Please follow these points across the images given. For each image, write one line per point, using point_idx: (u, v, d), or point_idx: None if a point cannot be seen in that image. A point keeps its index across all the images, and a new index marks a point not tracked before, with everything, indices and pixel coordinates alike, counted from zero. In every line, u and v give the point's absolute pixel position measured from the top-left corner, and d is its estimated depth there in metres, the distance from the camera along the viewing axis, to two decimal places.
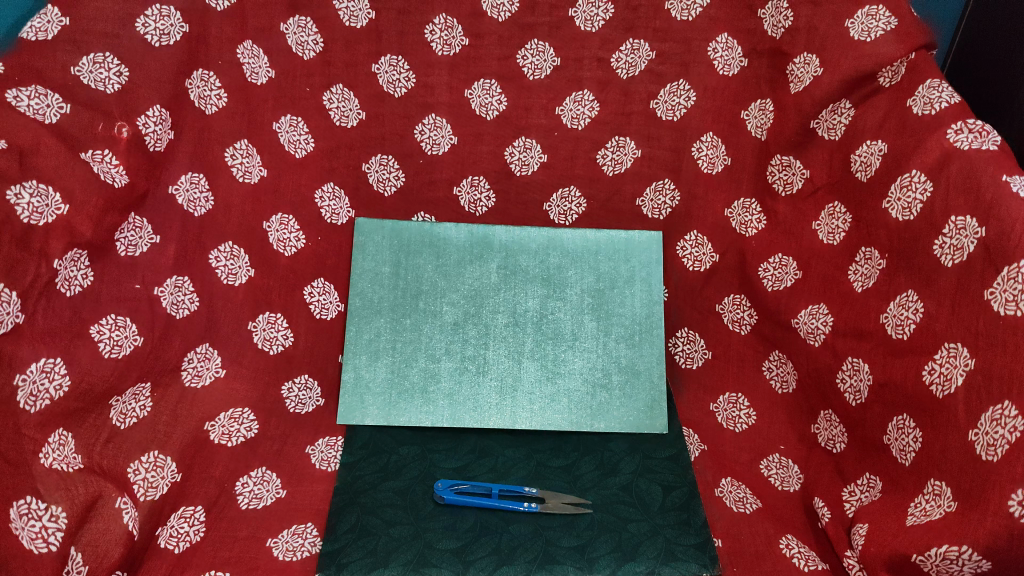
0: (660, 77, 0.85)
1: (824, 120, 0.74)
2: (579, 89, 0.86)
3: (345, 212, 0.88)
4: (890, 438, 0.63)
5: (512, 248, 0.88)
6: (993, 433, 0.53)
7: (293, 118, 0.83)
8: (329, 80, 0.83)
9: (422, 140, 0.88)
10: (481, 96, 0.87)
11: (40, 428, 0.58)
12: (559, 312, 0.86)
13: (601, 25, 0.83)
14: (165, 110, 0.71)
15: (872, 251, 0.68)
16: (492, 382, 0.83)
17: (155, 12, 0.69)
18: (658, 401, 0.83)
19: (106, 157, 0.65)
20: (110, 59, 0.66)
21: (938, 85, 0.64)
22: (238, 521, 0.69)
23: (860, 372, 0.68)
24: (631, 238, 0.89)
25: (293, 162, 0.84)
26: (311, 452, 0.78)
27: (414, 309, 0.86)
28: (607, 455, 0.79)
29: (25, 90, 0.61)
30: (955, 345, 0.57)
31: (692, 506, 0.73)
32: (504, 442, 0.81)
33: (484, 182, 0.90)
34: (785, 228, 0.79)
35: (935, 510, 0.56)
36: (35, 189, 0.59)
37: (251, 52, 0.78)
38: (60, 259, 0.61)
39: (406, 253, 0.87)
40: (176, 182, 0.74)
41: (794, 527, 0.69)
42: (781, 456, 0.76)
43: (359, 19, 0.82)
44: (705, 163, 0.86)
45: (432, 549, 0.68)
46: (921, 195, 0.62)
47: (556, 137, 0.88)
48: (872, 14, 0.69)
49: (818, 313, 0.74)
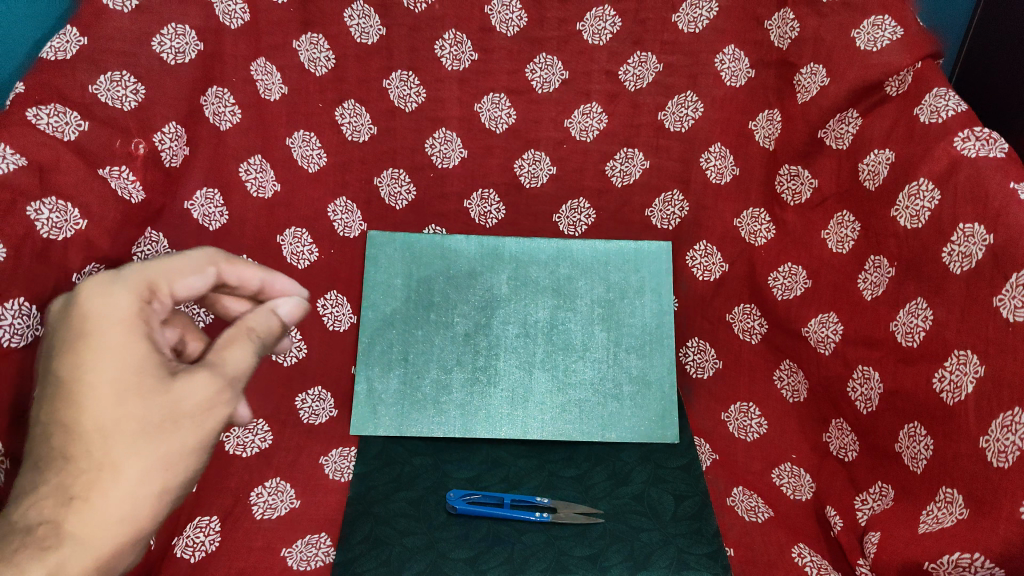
0: (668, 89, 0.86)
1: (831, 130, 0.74)
2: (588, 101, 0.88)
3: (357, 226, 0.90)
4: (902, 446, 0.64)
5: (522, 259, 0.89)
6: (1004, 440, 0.53)
7: (305, 134, 0.84)
8: (341, 95, 0.85)
9: (433, 154, 0.90)
10: (491, 110, 0.88)
11: None
12: (569, 322, 0.86)
13: (609, 39, 0.84)
14: (180, 127, 0.71)
15: (881, 259, 0.68)
16: (502, 393, 0.84)
17: (170, 31, 0.69)
18: (669, 412, 0.83)
19: (123, 173, 0.65)
20: (127, 77, 0.66)
21: (944, 94, 0.64)
22: (253, 532, 0.70)
23: (870, 381, 0.68)
24: (639, 248, 0.89)
25: (305, 177, 0.85)
26: (323, 463, 0.79)
27: (426, 321, 0.86)
28: (619, 465, 0.79)
29: (45, 109, 0.60)
30: (965, 352, 0.58)
31: (704, 516, 0.74)
32: (515, 452, 0.81)
33: (494, 195, 0.91)
34: (794, 237, 0.80)
35: (947, 517, 0.56)
36: (53, 205, 0.59)
37: (264, 69, 0.79)
38: (78, 272, 0.60)
39: (417, 266, 0.88)
40: (191, 198, 0.74)
41: (807, 535, 0.69)
42: (792, 465, 0.76)
43: (370, 35, 0.84)
44: (713, 174, 0.87)
45: (444, 559, 0.69)
46: (928, 203, 0.63)
47: (565, 149, 0.90)
48: (877, 23, 0.69)
49: (827, 322, 0.74)
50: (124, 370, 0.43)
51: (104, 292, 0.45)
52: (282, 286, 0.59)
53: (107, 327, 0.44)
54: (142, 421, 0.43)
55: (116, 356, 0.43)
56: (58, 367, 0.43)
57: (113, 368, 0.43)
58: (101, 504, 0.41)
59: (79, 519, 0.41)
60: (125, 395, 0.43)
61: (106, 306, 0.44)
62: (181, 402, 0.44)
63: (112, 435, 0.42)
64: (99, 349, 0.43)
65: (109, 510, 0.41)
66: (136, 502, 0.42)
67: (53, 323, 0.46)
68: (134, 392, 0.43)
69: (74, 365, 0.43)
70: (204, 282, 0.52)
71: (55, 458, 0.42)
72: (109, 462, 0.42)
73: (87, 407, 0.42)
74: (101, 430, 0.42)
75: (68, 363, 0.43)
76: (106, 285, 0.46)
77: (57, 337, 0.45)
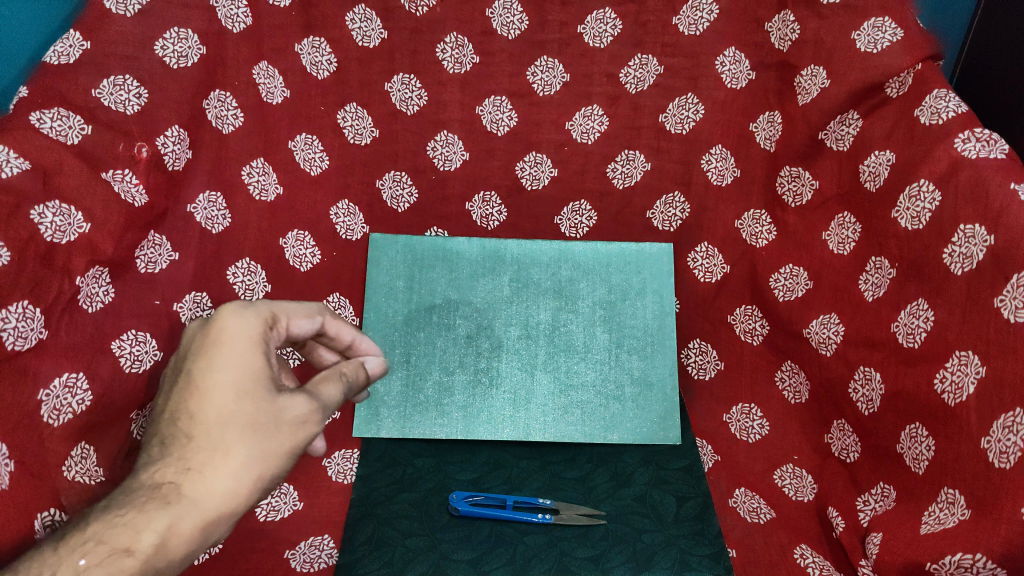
0: (669, 91, 0.86)
1: (832, 131, 0.75)
2: (589, 104, 0.88)
3: (359, 228, 0.90)
4: (903, 447, 0.64)
5: (523, 261, 0.89)
6: (1005, 440, 0.53)
7: (308, 137, 0.84)
8: (343, 98, 0.86)
9: (434, 156, 0.90)
10: (493, 113, 0.89)
11: (62, 440, 0.58)
12: (571, 324, 0.87)
13: (609, 41, 0.86)
14: (183, 130, 0.71)
15: (882, 260, 0.69)
16: (504, 395, 0.84)
17: (173, 35, 0.70)
18: (671, 413, 0.83)
19: (126, 176, 0.65)
20: (129, 81, 0.66)
21: (944, 95, 0.64)
22: (257, 533, 0.70)
23: (872, 382, 0.68)
24: (641, 250, 0.89)
25: (308, 180, 0.85)
26: (327, 465, 0.79)
27: (428, 323, 0.87)
28: (621, 467, 0.80)
29: (48, 113, 0.60)
30: (966, 353, 0.58)
31: (706, 517, 0.74)
32: (517, 454, 0.81)
33: (496, 198, 0.92)
34: (796, 238, 0.80)
35: (949, 518, 0.56)
36: (57, 209, 0.59)
37: (266, 73, 0.79)
38: (82, 276, 0.61)
39: (419, 268, 0.89)
40: (194, 201, 0.74)
41: (809, 536, 0.69)
42: (794, 466, 0.76)
43: (371, 39, 0.85)
44: (714, 175, 0.87)
45: (447, 560, 0.70)
46: (929, 204, 0.63)
47: (566, 152, 0.90)
48: (878, 25, 0.69)
49: (829, 323, 0.74)
50: (242, 374, 0.48)
51: (238, 314, 0.51)
52: (370, 347, 0.60)
53: (234, 340, 0.49)
54: (249, 418, 0.47)
55: (238, 364, 0.48)
56: (193, 367, 0.49)
57: (233, 375, 0.48)
58: (210, 479, 0.45)
59: (191, 490, 0.45)
60: (240, 399, 0.48)
61: (237, 325, 0.50)
62: (284, 412, 0.48)
63: (226, 426, 0.47)
64: (226, 356, 0.49)
65: (216, 487, 0.45)
66: (239, 484, 0.46)
67: (189, 338, 0.52)
68: (247, 394, 0.48)
69: (204, 365, 0.48)
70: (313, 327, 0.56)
71: (178, 438, 0.47)
72: (221, 446, 0.46)
73: (208, 399, 0.47)
74: (217, 420, 0.47)
75: (200, 363, 0.49)
76: (240, 311, 0.51)
77: (193, 345, 0.51)
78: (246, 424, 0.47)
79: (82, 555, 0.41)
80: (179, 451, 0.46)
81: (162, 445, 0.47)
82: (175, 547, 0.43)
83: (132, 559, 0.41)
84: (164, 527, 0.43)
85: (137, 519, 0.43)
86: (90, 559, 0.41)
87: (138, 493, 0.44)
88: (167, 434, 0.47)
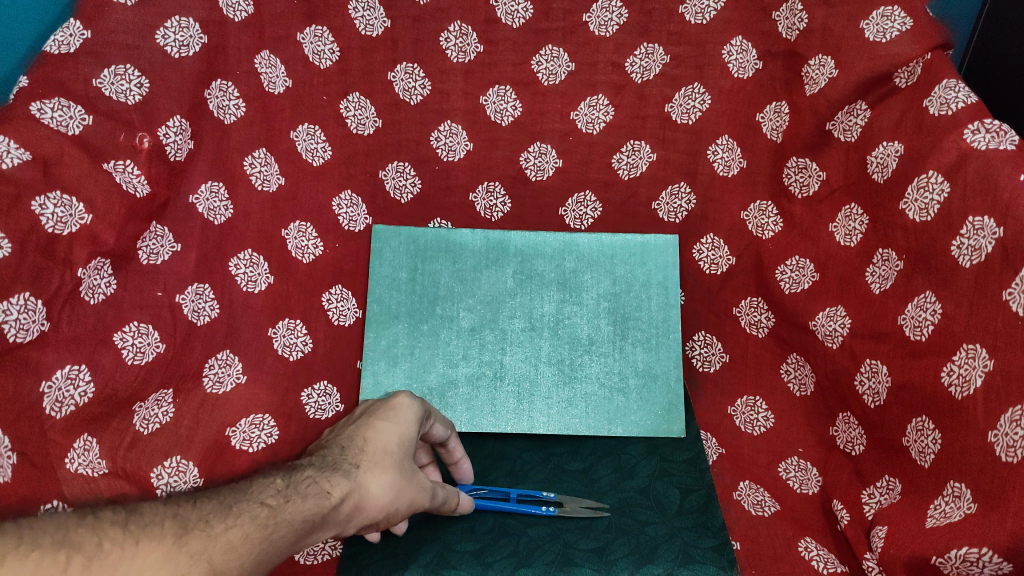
0: (675, 80, 0.86)
1: (840, 122, 0.74)
2: (594, 93, 0.88)
3: (362, 219, 0.89)
4: (909, 440, 0.63)
5: (527, 253, 0.88)
6: (1012, 434, 0.53)
7: (310, 127, 0.83)
8: (346, 88, 0.85)
9: (438, 146, 0.90)
10: (497, 103, 0.89)
11: (65, 432, 0.59)
12: (575, 316, 0.86)
13: (615, 30, 0.85)
14: (185, 120, 0.69)
15: (889, 252, 0.68)
16: (508, 387, 0.84)
17: (174, 23, 0.69)
18: (675, 405, 0.82)
19: (128, 167, 0.64)
20: (131, 70, 0.65)
21: (954, 85, 0.63)
22: None
23: (878, 375, 0.67)
24: (646, 242, 0.88)
25: (311, 170, 0.83)
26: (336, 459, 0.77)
27: (431, 315, 0.86)
28: (625, 459, 0.80)
29: (48, 102, 0.60)
30: (974, 346, 0.58)
31: (709, 509, 0.74)
32: (521, 446, 0.81)
33: (499, 188, 0.91)
34: (802, 230, 0.79)
35: (955, 512, 0.56)
36: (58, 200, 0.59)
37: (268, 62, 0.78)
38: (84, 267, 0.61)
39: (421, 259, 0.88)
40: (196, 191, 0.72)
41: (813, 529, 0.70)
42: (799, 459, 0.75)
43: (375, 27, 0.85)
44: (720, 166, 0.87)
45: (451, 552, 0.70)
46: (938, 195, 0.62)
47: (570, 141, 0.89)
48: (886, 15, 0.69)
49: (835, 315, 0.73)
50: (407, 430, 0.58)
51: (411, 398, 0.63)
52: (466, 472, 0.74)
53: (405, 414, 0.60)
54: (404, 458, 0.56)
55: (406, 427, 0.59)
56: (372, 413, 0.60)
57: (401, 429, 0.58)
58: (375, 478, 0.52)
59: (362, 480, 0.52)
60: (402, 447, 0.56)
61: (408, 402, 0.61)
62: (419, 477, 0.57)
63: (389, 453, 0.55)
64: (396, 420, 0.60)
65: (376, 487, 0.52)
66: (388, 499, 0.52)
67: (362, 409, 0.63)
68: (407, 446, 0.57)
69: (381, 413, 0.59)
70: (445, 431, 0.68)
71: (352, 449, 0.54)
72: (382, 462, 0.54)
73: (380, 433, 0.56)
74: (384, 451, 0.55)
75: (379, 412, 0.59)
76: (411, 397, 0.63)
77: (370, 408, 0.61)
78: (401, 459, 0.55)
79: (302, 486, 0.48)
80: (353, 453, 0.54)
81: (340, 449, 0.55)
82: (341, 517, 0.49)
83: (329, 502, 0.48)
84: (347, 492, 0.50)
85: (333, 476, 0.50)
86: (306, 490, 0.48)
87: (330, 465, 0.52)
88: (346, 439, 0.56)
